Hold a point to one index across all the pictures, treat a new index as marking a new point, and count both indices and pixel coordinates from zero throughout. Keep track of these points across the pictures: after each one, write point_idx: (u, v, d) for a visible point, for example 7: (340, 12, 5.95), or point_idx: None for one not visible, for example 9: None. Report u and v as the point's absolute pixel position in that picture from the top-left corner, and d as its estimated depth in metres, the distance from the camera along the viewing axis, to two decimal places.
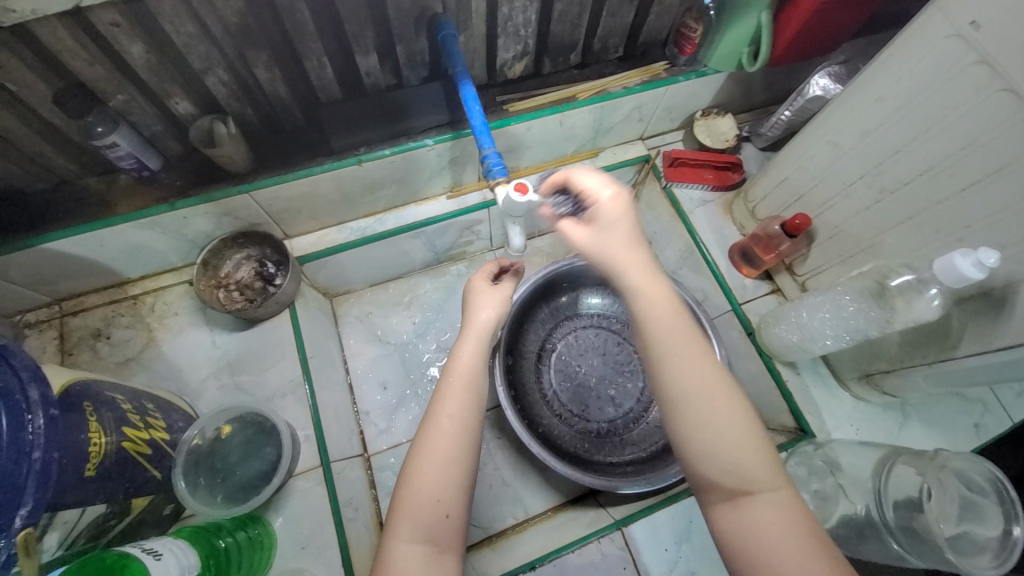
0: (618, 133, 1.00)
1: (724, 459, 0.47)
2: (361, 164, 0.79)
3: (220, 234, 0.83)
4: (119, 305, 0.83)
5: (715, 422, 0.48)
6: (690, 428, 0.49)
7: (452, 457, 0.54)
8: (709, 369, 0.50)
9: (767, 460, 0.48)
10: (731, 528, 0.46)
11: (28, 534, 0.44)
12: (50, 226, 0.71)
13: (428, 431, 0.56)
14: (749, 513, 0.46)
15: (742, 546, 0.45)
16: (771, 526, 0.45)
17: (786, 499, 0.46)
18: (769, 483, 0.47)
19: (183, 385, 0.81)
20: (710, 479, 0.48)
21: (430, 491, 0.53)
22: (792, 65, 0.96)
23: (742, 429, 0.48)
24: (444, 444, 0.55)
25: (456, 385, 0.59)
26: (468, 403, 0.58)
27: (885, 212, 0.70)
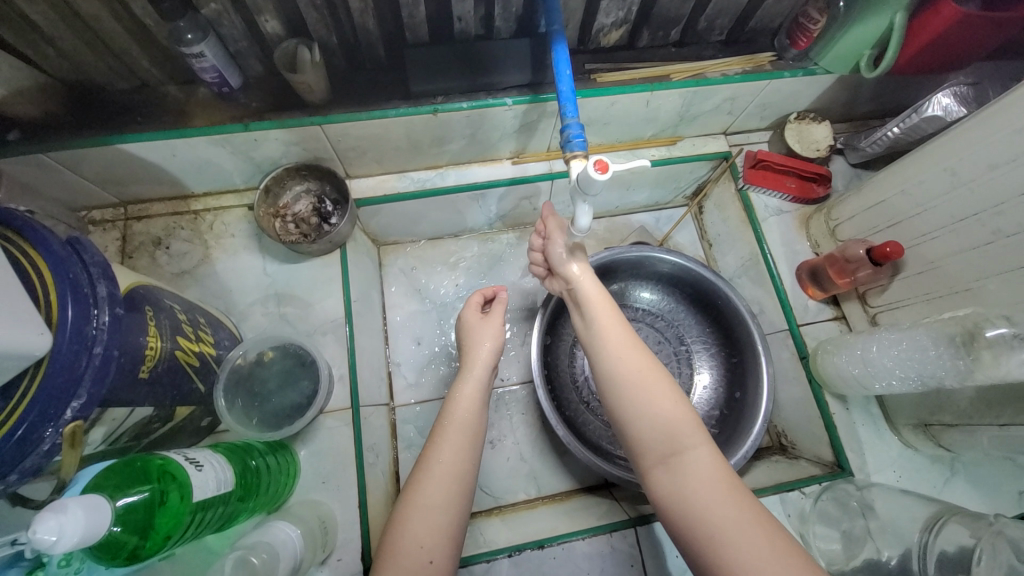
0: (703, 123, 0.94)
1: (652, 420, 0.56)
2: (436, 114, 0.76)
3: (285, 163, 0.82)
4: (181, 217, 0.85)
5: (643, 393, 0.57)
6: (625, 401, 0.58)
7: (444, 503, 0.58)
8: (637, 354, 0.61)
9: (689, 424, 0.55)
10: (668, 489, 0.53)
11: (77, 427, 0.45)
12: (128, 128, 0.72)
13: (419, 474, 0.60)
14: (679, 472, 0.52)
15: (675, 500, 0.52)
16: (697, 478, 0.51)
17: (706, 454, 0.53)
18: (691, 441, 0.54)
19: (231, 306, 0.83)
20: (645, 446, 0.56)
21: (415, 534, 0.55)
22: (910, 78, 0.87)
23: (663, 391, 0.57)
24: (434, 489, 0.58)
25: (455, 429, 0.64)
26: (461, 450, 0.62)
27: (993, 255, 0.64)
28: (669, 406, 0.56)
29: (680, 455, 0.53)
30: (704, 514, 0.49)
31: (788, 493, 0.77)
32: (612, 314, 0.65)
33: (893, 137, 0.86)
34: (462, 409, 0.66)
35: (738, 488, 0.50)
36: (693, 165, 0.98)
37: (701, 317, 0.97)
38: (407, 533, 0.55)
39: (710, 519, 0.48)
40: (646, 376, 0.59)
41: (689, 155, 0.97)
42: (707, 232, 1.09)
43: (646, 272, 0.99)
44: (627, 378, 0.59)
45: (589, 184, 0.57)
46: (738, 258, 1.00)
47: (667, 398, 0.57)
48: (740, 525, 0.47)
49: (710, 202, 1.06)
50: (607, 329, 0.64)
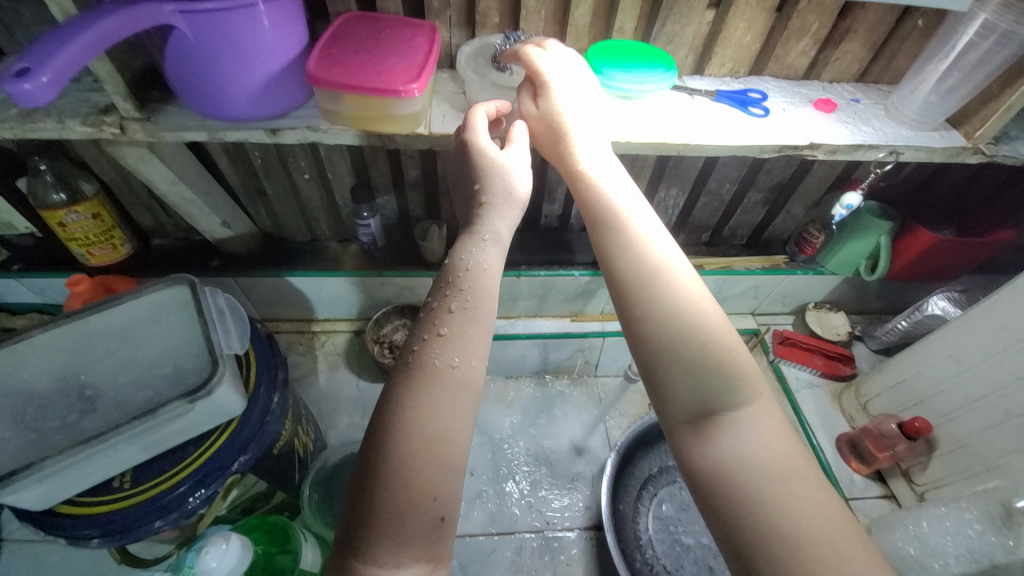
0: (732, 303, 1.13)
1: (703, 388, 0.44)
2: (519, 277, 0.99)
3: (396, 302, 1.05)
4: (303, 335, 1.06)
5: (716, 346, 0.45)
6: (694, 362, 0.44)
7: (462, 404, 0.42)
8: (692, 288, 0.48)
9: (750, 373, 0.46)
10: (720, 467, 0.42)
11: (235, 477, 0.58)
12: (296, 266, 0.98)
13: (420, 370, 0.42)
14: (738, 443, 0.42)
15: (733, 484, 0.41)
16: (764, 445, 0.42)
17: (769, 417, 0.45)
18: (751, 399, 0.45)
19: (323, 412, 0.96)
20: (690, 406, 0.44)
21: (427, 481, 0.39)
22: (908, 284, 1.06)
23: (720, 334, 0.46)
24: (442, 417, 0.40)
25: (468, 320, 0.45)
26: (473, 348, 0.44)
27: (1012, 435, 0.70)
28: (730, 340, 0.47)
29: (722, 424, 0.44)
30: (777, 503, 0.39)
31: None
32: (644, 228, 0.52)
33: (902, 329, 1.01)
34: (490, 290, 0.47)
35: (800, 466, 0.42)
36: None
37: None
38: (405, 477, 0.38)
39: (784, 506, 0.39)
40: (717, 333, 0.46)
41: None
42: None
43: None
44: (692, 330, 0.45)
45: None
46: None
47: (732, 343, 0.47)
48: (816, 526, 0.38)
49: None
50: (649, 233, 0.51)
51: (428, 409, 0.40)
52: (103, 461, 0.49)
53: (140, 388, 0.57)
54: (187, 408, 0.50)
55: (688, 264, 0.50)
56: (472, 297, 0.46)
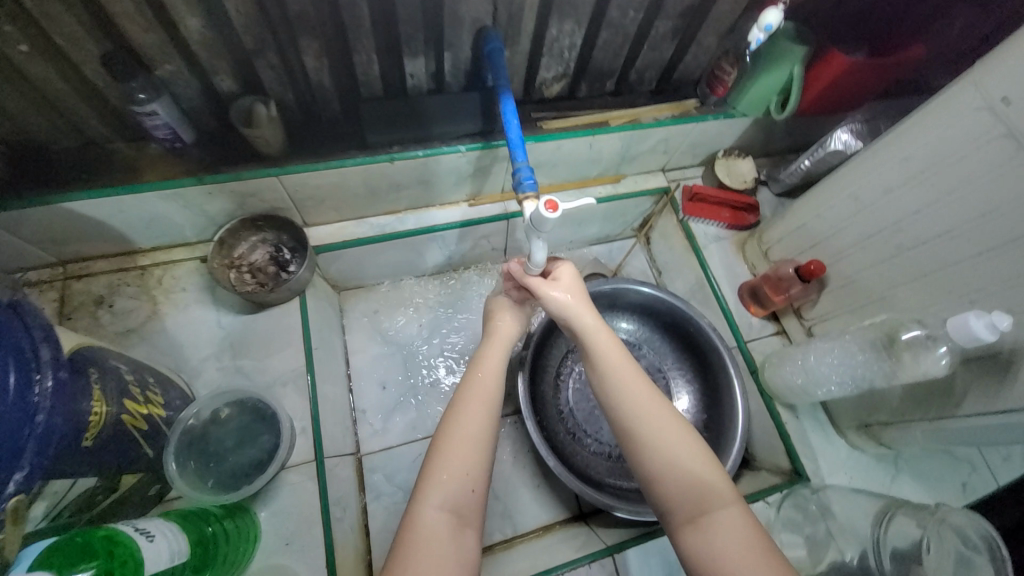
0: (642, 162, 1.02)
1: (679, 483, 0.57)
2: (393, 162, 0.80)
3: (242, 215, 0.82)
4: (126, 274, 0.81)
5: (677, 459, 0.58)
6: (656, 448, 0.59)
7: (472, 456, 0.56)
8: (655, 406, 0.61)
9: (720, 484, 0.57)
10: (695, 548, 0.54)
11: (20, 500, 0.41)
12: (70, 184, 0.69)
13: (448, 423, 0.59)
14: (710, 534, 0.53)
15: (704, 559, 0.53)
16: (727, 536, 0.53)
17: (738, 513, 0.55)
18: (723, 501, 0.55)
19: (182, 362, 0.79)
20: (674, 505, 0.56)
21: (456, 471, 0.55)
22: (813, 118, 1.00)
23: (699, 488, 0.56)
24: (465, 448, 0.57)
25: (481, 387, 0.63)
26: (492, 401, 0.61)
27: (899, 267, 0.72)
28: (700, 465, 0.57)
29: (706, 519, 0.54)
30: None
31: (753, 504, 0.80)
32: (619, 357, 0.65)
33: (806, 169, 0.97)
34: (490, 368, 0.65)
35: (762, 546, 0.51)
36: (637, 200, 1.06)
37: (674, 342, 1.02)
38: (448, 473, 0.55)
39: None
40: (652, 423, 0.60)
41: (632, 191, 1.04)
42: (656, 260, 1.16)
43: (627, 303, 1.03)
44: (636, 428, 0.60)
45: (541, 221, 0.60)
46: (686, 283, 1.06)
47: (696, 457, 0.58)
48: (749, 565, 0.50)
49: (655, 233, 1.14)
50: (631, 391, 0.62)
51: (443, 483, 0.54)
52: None
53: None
54: None
55: (676, 423, 0.61)
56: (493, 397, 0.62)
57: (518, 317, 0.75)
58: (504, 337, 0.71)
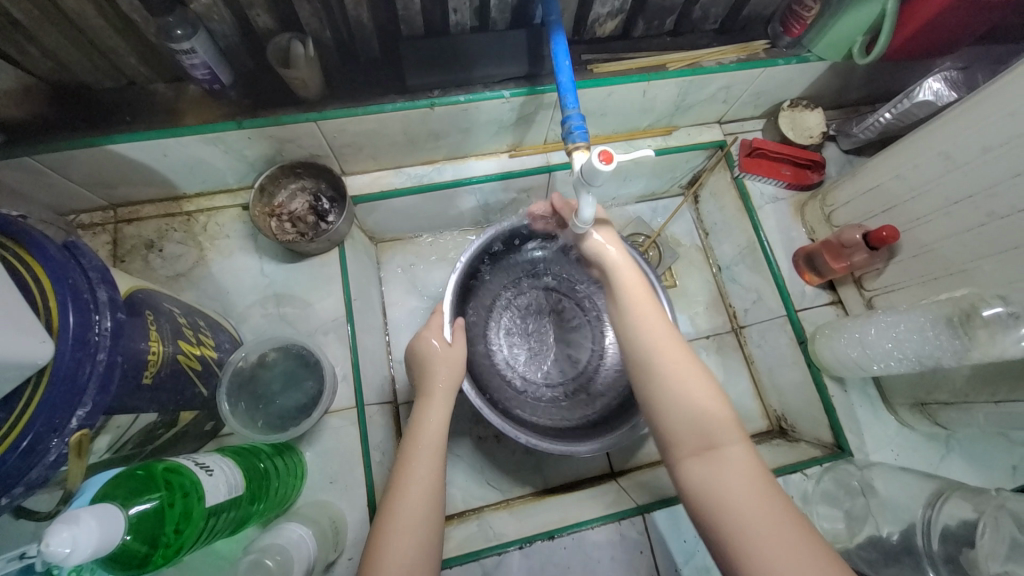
0: (698, 112, 0.94)
1: (687, 419, 0.55)
2: (433, 108, 0.76)
3: (280, 161, 0.80)
4: (173, 219, 0.83)
5: (691, 396, 0.56)
6: (670, 383, 0.57)
7: (419, 532, 0.53)
8: (673, 344, 0.60)
9: (730, 425, 0.54)
10: (699, 483, 0.52)
11: (82, 437, 0.44)
12: (116, 127, 0.69)
13: (391, 498, 0.56)
14: (716, 469, 0.52)
15: (706, 497, 0.51)
16: (734, 475, 0.51)
17: (747, 455, 0.52)
18: (732, 441, 0.53)
19: (229, 308, 0.82)
20: (680, 440, 0.55)
21: (398, 544, 0.52)
22: (900, 64, 0.89)
23: (710, 425, 0.54)
24: (412, 518, 0.54)
25: (424, 452, 0.59)
26: (435, 466, 0.58)
27: (986, 238, 0.65)
28: (710, 404, 0.55)
29: (713, 456, 0.53)
30: (741, 526, 0.48)
31: (790, 476, 0.79)
32: (637, 299, 0.64)
33: (885, 123, 0.87)
34: (430, 431, 0.61)
35: (768, 489, 0.50)
36: (689, 154, 0.99)
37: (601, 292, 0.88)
38: (388, 545, 0.52)
39: (746, 523, 0.48)
40: (666, 358, 0.58)
41: (684, 144, 0.97)
42: (704, 220, 1.09)
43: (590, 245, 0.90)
44: (653, 363, 0.59)
45: (593, 174, 0.56)
46: (734, 246, 1.00)
47: (709, 396, 0.56)
48: (753, 508, 0.49)
49: (705, 192, 1.07)
50: (652, 328, 0.61)
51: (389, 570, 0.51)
52: None
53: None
54: None
55: (693, 361, 0.59)
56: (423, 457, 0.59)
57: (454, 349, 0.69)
58: (442, 386, 0.66)
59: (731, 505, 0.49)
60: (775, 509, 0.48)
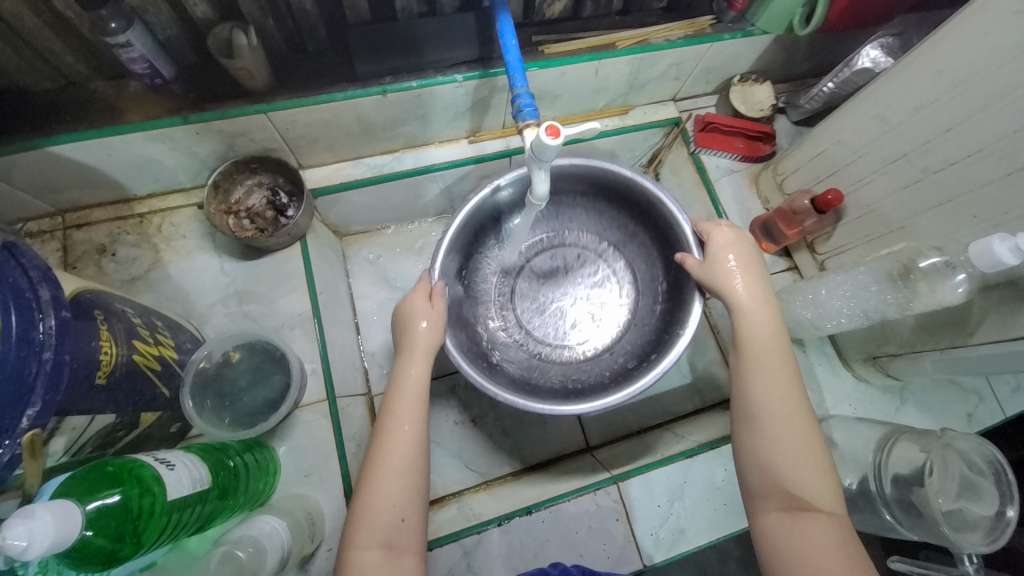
0: (652, 90, 0.96)
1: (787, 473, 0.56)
2: (386, 95, 0.75)
3: (233, 157, 0.79)
4: (125, 222, 0.80)
5: (800, 460, 0.57)
6: (769, 440, 0.58)
7: (408, 488, 0.55)
8: (795, 401, 0.60)
9: (828, 486, 0.56)
10: (784, 530, 0.55)
11: (36, 435, 0.43)
12: (55, 128, 0.67)
13: (375, 454, 0.57)
14: (804, 524, 0.54)
15: (784, 547, 0.54)
16: (817, 534, 0.53)
17: (837, 521, 0.54)
18: (832, 506, 0.55)
19: (190, 309, 0.80)
20: (773, 491, 0.56)
21: (387, 500, 0.54)
22: (840, 35, 0.92)
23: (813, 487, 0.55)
24: (394, 471, 0.56)
25: (406, 400, 0.60)
26: (420, 416, 0.59)
27: (922, 193, 0.68)
28: (814, 473, 0.56)
29: (807, 511, 0.55)
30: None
31: None
32: (767, 347, 0.63)
33: (828, 92, 0.91)
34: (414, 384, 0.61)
35: (854, 557, 0.52)
36: (646, 132, 1.01)
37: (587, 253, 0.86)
38: (376, 501, 0.54)
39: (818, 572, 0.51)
40: (776, 412, 0.59)
41: (641, 123, 0.99)
42: None
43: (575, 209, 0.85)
44: (768, 417, 0.59)
45: (542, 150, 0.57)
46: None
47: (819, 471, 0.56)
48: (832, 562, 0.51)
49: (665, 169, 1.09)
50: (772, 382, 0.61)
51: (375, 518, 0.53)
52: None
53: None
54: None
55: (809, 422, 0.59)
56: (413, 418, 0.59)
57: (434, 319, 0.66)
58: (423, 343, 0.64)
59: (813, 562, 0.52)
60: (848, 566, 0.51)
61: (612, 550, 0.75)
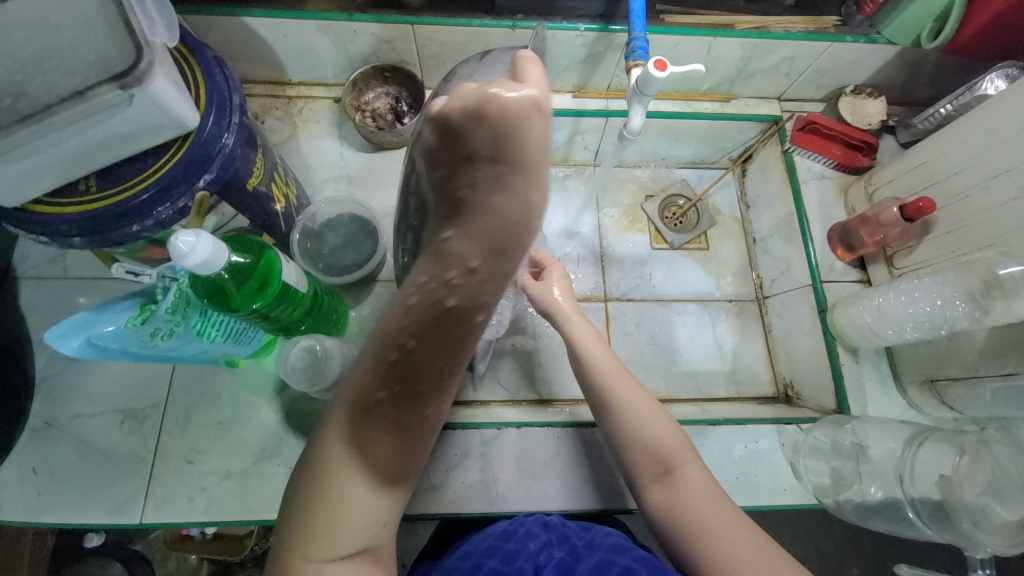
0: (759, 83, 0.99)
1: (651, 449, 0.64)
2: (514, 31, 0.85)
3: (374, 62, 0.92)
4: (277, 99, 0.96)
5: (660, 438, 0.64)
6: (634, 420, 0.65)
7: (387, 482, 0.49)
8: (637, 393, 0.67)
9: (684, 446, 0.64)
10: (667, 503, 0.62)
11: (204, 197, 0.55)
12: (252, 4, 0.82)
13: (360, 447, 0.46)
14: (677, 487, 0.62)
15: (677, 519, 0.61)
16: (694, 495, 0.61)
17: (697, 469, 0.63)
18: (685, 458, 0.63)
19: (307, 180, 0.94)
20: (641, 466, 0.64)
21: (360, 506, 0.48)
22: (974, 61, 0.90)
23: (666, 440, 0.64)
24: (379, 466, 0.47)
25: (424, 395, 0.45)
26: (428, 416, 0.47)
27: (1021, 210, 0.67)
28: (660, 427, 0.65)
29: (677, 474, 0.63)
30: (707, 535, 0.59)
31: (785, 427, 0.80)
32: (602, 353, 0.69)
33: (944, 114, 0.89)
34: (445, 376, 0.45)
35: (720, 500, 0.61)
36: (743, 124, 1.03)
37: None
38: (353, 501, 0.47)
39: (716, 540, 0.58)
40: (620, 398, 0.66)
41: (740, 113, 1.02)
42: (746, 194, 1.12)
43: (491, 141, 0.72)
44: (624, 406, 0.66)
45: (647, 82, 0.63)
46: (772, 219, 1.03)
47: (665, 423, 0.65)
48: (710, 515, 0.60)
49: (753, 166, 1.11)
50: (621, 389, 0.66)
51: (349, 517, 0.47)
52: (52, 145, 0.46)
53: (64, 75, 0.47)
54: (123, 99, 0.46)
55: (656, 404, 0.67)
56: (460, 344, 0.42)
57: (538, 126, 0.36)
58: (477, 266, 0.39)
59: (708, 525, 0.59)
60: (738, 527, 0.59)
61: (617, 484, 0.78)
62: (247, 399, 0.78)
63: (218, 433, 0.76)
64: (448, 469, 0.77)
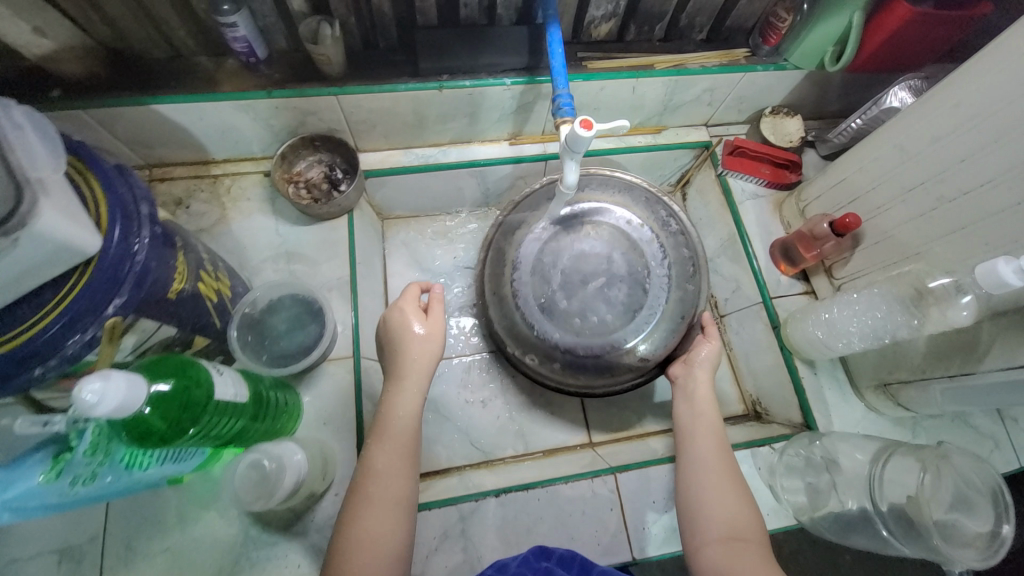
0: (685, 113, 1.02)
1: (717, 517, 0.63)
2: (441, 90, 0.84)
3: (302, 133, 0.89)
4: (201, 181, 0.91)
5: (729, 503, 0.64)
6: (705, 479, 0.67)
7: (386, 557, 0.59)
8: (726, 457, 0.69)
9: (753, 523, 0.63)
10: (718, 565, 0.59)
11: (116, 322, 0.50)
12: (160, 91, 0.78)
13: (348, 528, 0.61)
14: (737, 553, 0.59)
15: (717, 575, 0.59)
16: (750, 559, 0.58)
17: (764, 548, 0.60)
18: (759, 534, 0.62)
19: (244, 262, 0.89)
20: (705, 526, 0.63)
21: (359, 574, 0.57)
22: (874, 76, 0.97)
23: (735, 514, 0.63)
24: (374, 544, 0.59)
25: (389, 466, 0.64)
26: (401, 496, 0.63)
27: (936, 221, 0.71)
28: (733, 500, 0.64)
29: (740, 539, 0.61)
30: None
31: (758, 448, 0.82)
32: (705, 412, 0.73)
33: (856, 128, 0.95)
34: (400, 437, 0.66)
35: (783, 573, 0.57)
36: (677, 152, 1.07)
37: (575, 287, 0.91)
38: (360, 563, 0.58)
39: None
40: (705, 460, 0.68)
41: (672, 142, 1.05)
42: (690, 217, 1.16)
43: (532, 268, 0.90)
44: (698, 463, 0.68)
45: (575, 141, 0.64)
46: (717, 239, 1.07)
47: (739, 500, 0.64)
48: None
49: (692, 190, 1.14)
50: (708, 454, 0.69)
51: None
52: None
53: None
54: (5, 244, 0.41)
55: (737, 471, 0.68)
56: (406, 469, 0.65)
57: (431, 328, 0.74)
58: (415, 374, 0.71)
59: None
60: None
61: (603, 538, 0.76)
62: (197, 514, 0.72)
63: (168, 559, 0.69)
64: (427, 554, 0.73)
